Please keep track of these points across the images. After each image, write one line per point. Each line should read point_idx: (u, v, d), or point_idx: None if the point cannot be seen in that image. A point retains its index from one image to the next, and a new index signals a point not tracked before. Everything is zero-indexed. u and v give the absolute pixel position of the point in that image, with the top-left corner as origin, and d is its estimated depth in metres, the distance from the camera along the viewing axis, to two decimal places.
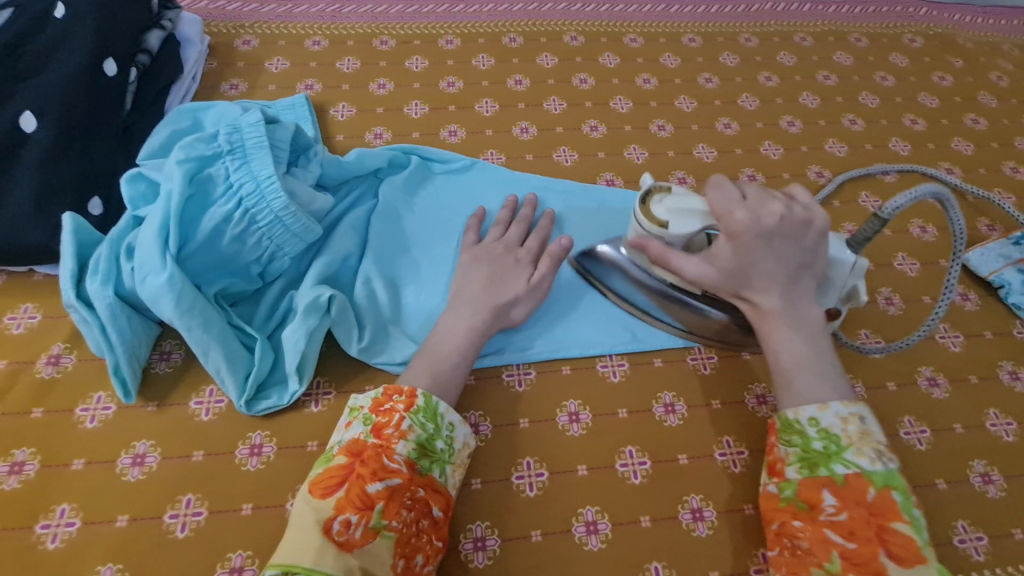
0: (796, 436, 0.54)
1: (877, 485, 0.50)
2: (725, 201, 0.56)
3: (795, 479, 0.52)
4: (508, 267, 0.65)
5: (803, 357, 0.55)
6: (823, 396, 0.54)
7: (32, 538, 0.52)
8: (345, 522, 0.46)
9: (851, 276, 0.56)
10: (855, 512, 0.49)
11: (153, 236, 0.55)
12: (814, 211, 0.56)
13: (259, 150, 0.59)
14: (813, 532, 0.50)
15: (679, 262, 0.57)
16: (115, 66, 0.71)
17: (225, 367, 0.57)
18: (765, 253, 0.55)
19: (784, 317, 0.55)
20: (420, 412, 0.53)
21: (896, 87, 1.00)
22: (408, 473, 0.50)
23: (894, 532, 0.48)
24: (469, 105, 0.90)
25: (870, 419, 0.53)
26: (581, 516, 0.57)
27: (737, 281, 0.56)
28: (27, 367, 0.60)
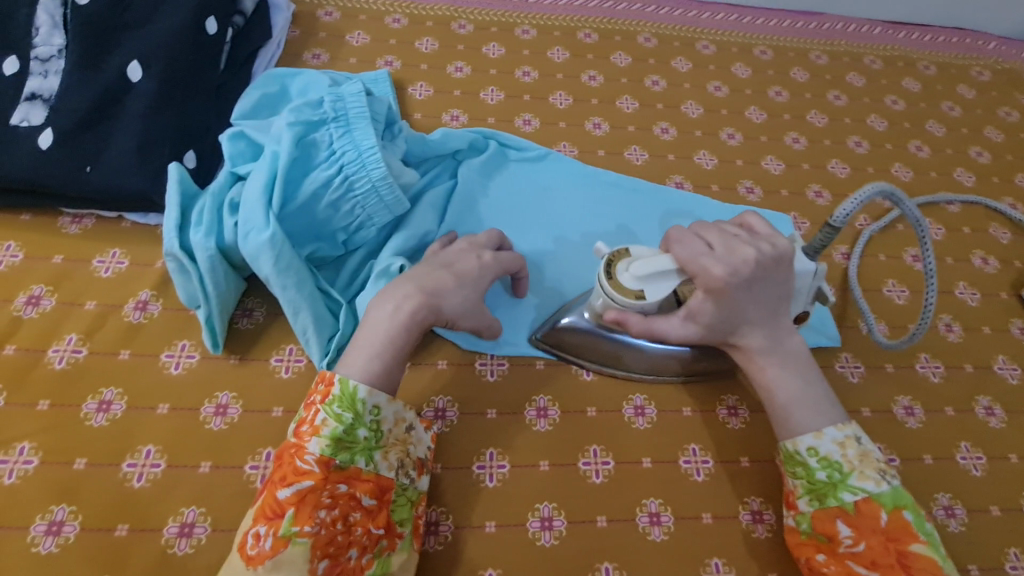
0: (799, 468, 0.54)
1: (887, 507, 0.51)
2: (690, 251, 0.54)
3: (807, 511, 0.53)
4: (468, 266, 0.60)
5: (796, 391, 0.55)
6: (819, 424, 0.54)
7: (119, 475, 0.53)
8: (256, 535, 0.47)
9: (815, 281, 0.55)
10: (873, 540, 0.50)
11: (259, 193, 0.57)
12: (779, 243, 0.55)
13: (361, 120, 0.60)
14: (837, 565, 0.51)
15: (662, 327, 0.56)
16: (215, 25, 0.72)
17: (312, 328, 0.59)
18: (744, 299, 0.55)
19: (770, 356, 0.56)
20: (335, 404, 0.50)
21: (962, 118, 1.01)
22: (320, 473, 0.49)
23: (913, 554, 0.49)
24: (543, 96, 0.91)
25: (865, 438, 0.53)
26: (645, 506, 0.58)
27: (721, 332, 0.56)
28: (115, 311, 0.61)
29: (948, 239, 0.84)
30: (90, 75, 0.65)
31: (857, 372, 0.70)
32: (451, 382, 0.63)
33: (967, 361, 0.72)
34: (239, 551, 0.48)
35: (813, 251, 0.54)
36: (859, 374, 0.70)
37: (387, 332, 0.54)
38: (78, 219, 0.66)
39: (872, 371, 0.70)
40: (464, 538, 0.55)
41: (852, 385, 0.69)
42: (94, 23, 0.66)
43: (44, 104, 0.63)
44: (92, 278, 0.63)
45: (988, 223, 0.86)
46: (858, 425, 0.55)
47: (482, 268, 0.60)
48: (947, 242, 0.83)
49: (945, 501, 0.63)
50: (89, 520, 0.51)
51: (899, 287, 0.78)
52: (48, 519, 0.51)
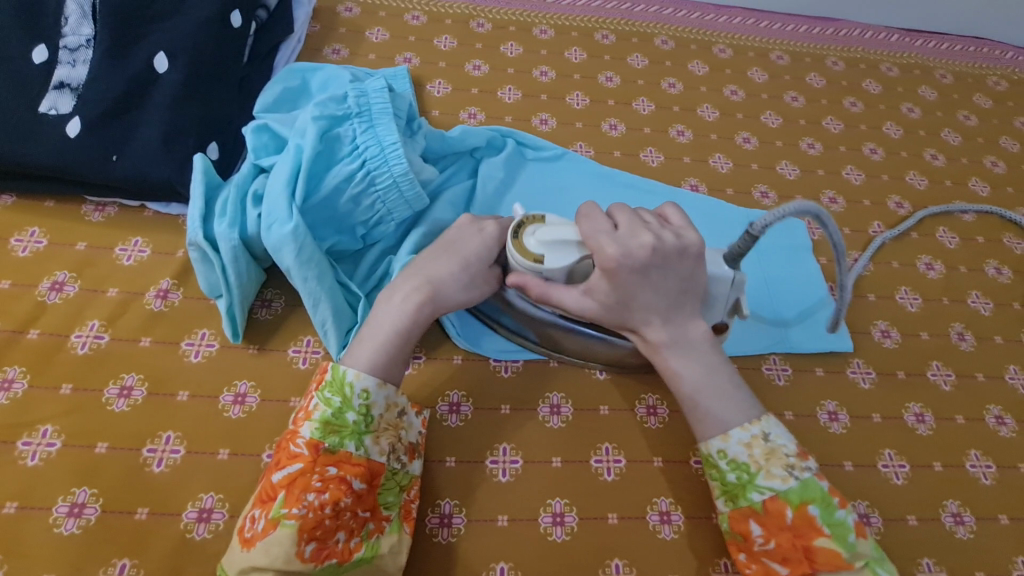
0: (713, 470, 0.54)
1: (794, 504, 0.50)
2: (593, 230, 0.53)
3: (726, 513, 0.53)
4: (470, 244, 0.58)
5: (702, 382, 0.54)
6: (727, 423, 0.53)
7: (140, 460, 0.54)
8: (252, 518, 0.48)
9: (731, 291, 0.54)
10: (781, 538, 0.50)
11: (282, 185, 0.58)
12: (684, 236, 0.53)
13: (384, 116, 0.61)
14: (755, 561, 0.52)
15: (560, 295, 0.54)
16: (240, 19, 0.73)
17: (331, 320, 0.59)
18: (641, 285, 0.53)
19: (674, 347, 0.55)
20: (325, 388, 0.51)
21: (978, 127, 1.01)
22: (310, 456, 0.49)
23: (819, 549, 0.49)
24: (560, 95, 0.91)
25: (774, 434, 0.52)
26: (655, 505, 0.58)
27: (619, 314, 0.55)
28: (136, 298, 0.62)
29: (962, 249, 0.84)
30: (117, 65, 0.65)
31: (868, 378, 0.70)
32: (466, 377, 0.64)
33: (978, 370, 0.73)
34: (239, 535, 0.49)
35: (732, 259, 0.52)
36: (870, 380, 0.70)
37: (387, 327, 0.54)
38: (101, 207, 0.67)
39: (883, 378, 0.70)
40: (478, 532, 0.56)
41: (863, 391, 0.69)
42: (122, 14, 0.67)
43: (72, 93, 0.64)
44: (115, 266, 0.64)
45: (1002, 233, 0.86)
46: (775, 419, 0.54)
47: (483, 247, 0.58)
48: (961, 251, 0.83)
49: (954, 508, 0.63)
50: (110, 503, 0.52)
51: (912, 295, 0.78)
52: (70, 501, 0.52)
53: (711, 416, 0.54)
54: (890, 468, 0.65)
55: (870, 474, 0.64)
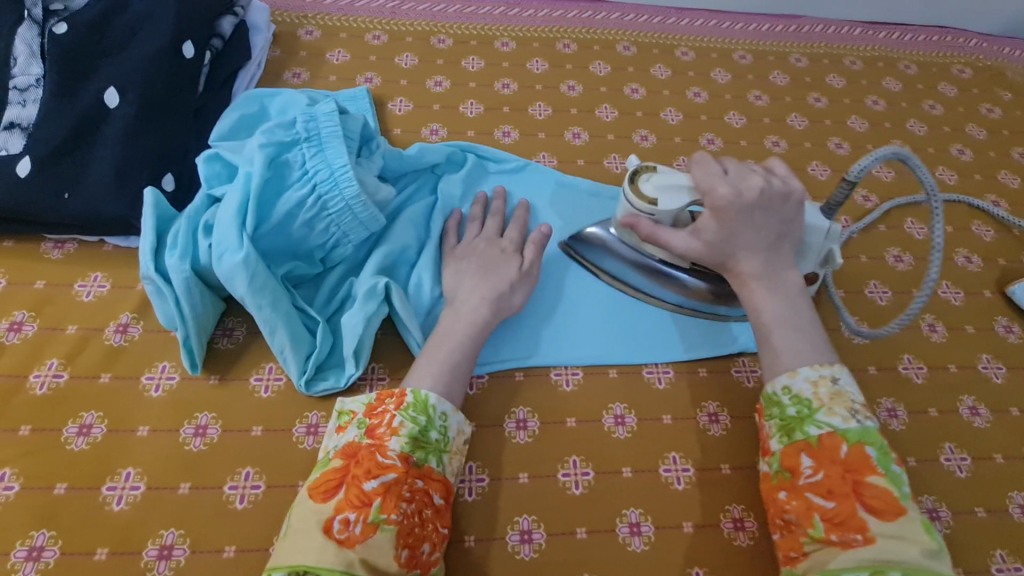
0: (774, 408, 0.54)
1: (850, 442, 0.50)
2: (707, 176, 0.58)
3: (778, 451, 0.53)
4: (496, 257, 0.66)
5: (783, 316, 0.56)
6: (795, 362, 0.54)
7: (99, 499, 0.54)
8: (343, 520, 0.47)
9: (829, 240, 0.60)
10: (831, 470, 0.49)
11: (232, 215, 0.58)
12: (792, 185, 0.58)
13: (334, 139, 0.61)
14: (797, 500, 0.50)
15: (667, 237, 0.59)
16: (193, 49, 0.73)
17: (289, 346, 0.59)
18: (746, 224, 0.57)
19: (764, 282, 0.57)
20: (410, 408, 0.53)
21: (944, 116, 1.01)
22: (403, 467, 0.50)
23: (870, 485, 0.48)
24: (523, 107, 0.92)
25: (843, 380, 0.53)
26: (625, 516, 0.58)
27: (720, 254, 0.58)
28: (96, 334, 0.62)
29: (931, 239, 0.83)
30: (68, 102, 0.66)
31: None
32: None
33: (950, 361, 0.72)
34: (320, 535, 0.47)
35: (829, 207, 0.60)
36: None
37: (467, 332, 0.60)
38: (59, 244, 0.67)
39: (855, 374, 0.70)
40: (446, 555, 0.55)
41: None
42: (72, 52, 0.67)
43: (23, 132, 0.64)
44: (74, 303, 0.64)
45: (970, 221, 0.86)
46: (846, 368, 0.55)
47: (505, 257, 0.67)
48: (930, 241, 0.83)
49: (930, 504, 0.62)
50: (70, 544, 0.52)
51: (881, 288, 0.78)
52: (29, 545, 0.51)
53: (793, 350, 0.55)
54: None
55: None
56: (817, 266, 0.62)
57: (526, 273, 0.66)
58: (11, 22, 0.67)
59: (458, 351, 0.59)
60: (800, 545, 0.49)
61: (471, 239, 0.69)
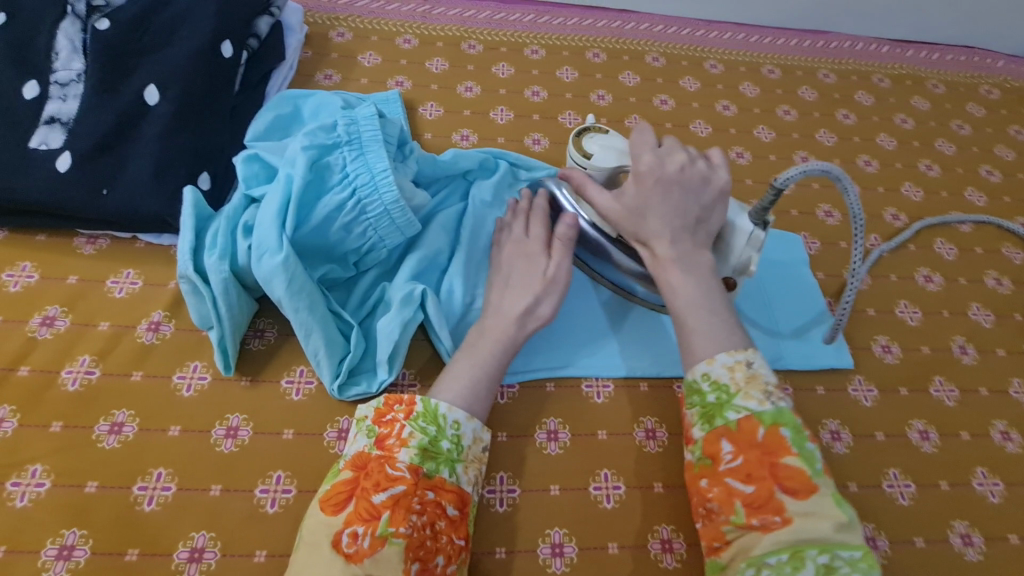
0: (694, 396, 0.52)
1: (766, 424, 0.48)
2: (637, 148, 0.59)
3: (699, 438, 0.51)
4: (522, 266, 0.64)
5: (694, 297, 0.54)
6: (712, 350, 0.52)
7: (130, 498, 0.53)
8: (352, 533, 0.47)
9: (747, 246, 0.58)
10: (749, 454, 0.48)
11: (273, 216, 0.57)
12: (716, 171, 0.58)
13: (375, 143, 0.60)
14: (717, 486, 0.49)
15: (592, 194, 0.59)
16: (231, 48, 0.73)
17: (323, 350, 0.59)
18: (663, 199, 0.56)
19: (679, 264, 0.55)
20: (420, 418, 0.53)
21: (972, 136, 1.00)
22: (412, 479, 0.50)
23: (785, 466, 0.47)
24: (553, 115, 0.91)
25: (758, 362, 0.52)
26: (657, 533, 0.57)
27: (636, 223, 0.57)
28: (129, 331, 0.62)
29: (961, 260, 0.83)
30: (108, 99, 0.66)
31: (870, 396, 0.69)
32: None
33: (982, 385, 0.72)
34: (330, 548, 0.46)
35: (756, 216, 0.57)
36: (872, 398, 0.69)
37: (494, 352, 0.58)
38: (92, 240, 0.67)
39: (886, 396, 0.69)
40: (477, 566, 0.55)
41: (865, 409, 0.68)
42: (113, 48, 0.67)
43: (62, 127, 0.64)
44: (106, 299, 0.64)
45: (1000, 243, 0.86)
46: (759, 354, 0.53)
47: (531, 263, 0.63)
48: (960, 262, 0.83)
49: (962, 529, 0.62)
50: (100, 544, 0.51)
51: (912, 309, 0.77)
52: (60, 543, 0.51)
53: (700, 331, 0.53)
54: (895, 488, 0.63)
55: (877, 495, 0.63)
56: (734, 274, 0.59)
57: (556, 280, 0.62)
58: (53, 17, 0.68)
59: (479, 366, 0.57)
60: (722, 532, 0.48)
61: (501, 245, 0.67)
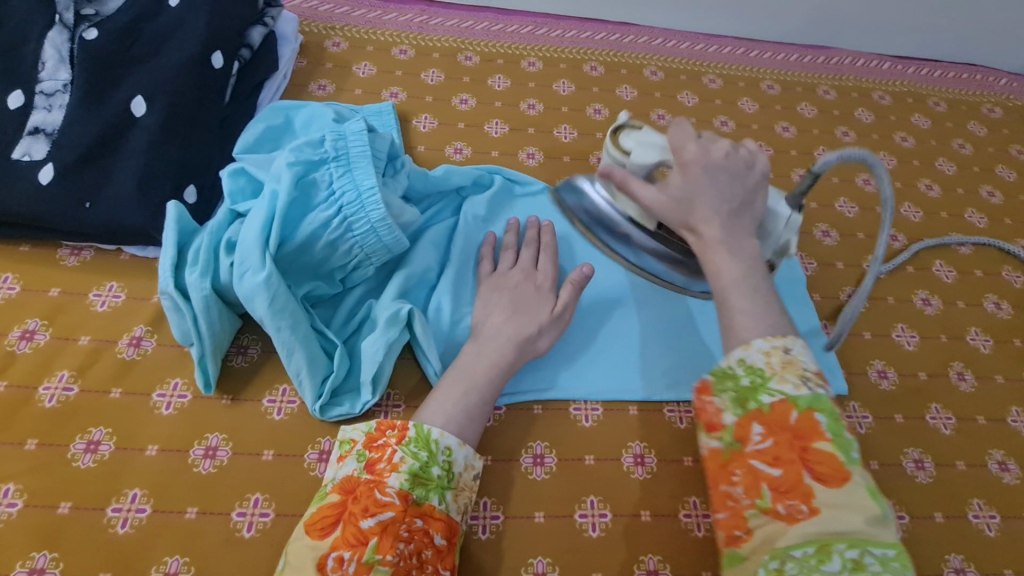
0: (726, 381, 0.49)
1: (801, 408, 0.46)
2: (680, 139, 0.58)
3: (731, 423, 0.48)
4: (529, 297, 0.64)
5: (742, 279, 0.52)
6: (755, 339, 0.49)
7: (104, 521, 0.52)
8: (337, 559, 0.46)
9: (786, 229, 0.59)
10: (780, 437, 0.45)
11: (256, 234, 0.56)
12: (758, 158, 0.58)
13: (362, 160, 0.59)
14: (742, 470, 0.46)
15: (637, 188, 0.58)
16: (221, 59, 0.72)
17: (305, 370, 0.58)
18: (710, 183, 0.55)
19: (726, 245, 0.53)
20: (412, 442, 0.52)
21: (973, 155, 0.99)
22: (401, 505, 0.49)
23: (816, 451, 0.44)
24: (549, 129, 0.91)
25: (796, 349, 0.49)
26: (643, 563, 0.56)
27: (685, 208, 0.55)
28: (109, 346, 0.61)
29: (960, 283, 0.82)
30: (94, 110, 0.65)
31: (865, 423, 0.68)
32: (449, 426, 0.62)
33: (979, 412, 0.70)
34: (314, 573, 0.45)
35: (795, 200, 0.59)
36: (867, 425, 0.68)
37: (489, 376, 0.58)
38: (76, 251, 0.66)
39: (881, 423, 0.68)
40: None
41: (860, 436, 0.67)
42: (101, 58, 0.67)
43: (47, 138, 0.63)
44: (87, 313, 0.62)
45: (1000, 266, 0.84)
46: (802, 341, 0.50)
47: (538, 298, 0.65)
48: (959, 286, 0.81)
49: (957, 563, 0.60)
50: (71, 568, 0.50)
51: (909, 333, 0.76)
52: (29, 567, 0.50)
53: (747, 313, 0.50)
54: None
55: None
56: (774, 257, 0.61)
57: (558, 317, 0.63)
58: (41, 26, 0.67)
59: (476, 394, 0.57)
60: (746, 519, 0.46)
61: (508, 269, 0.68)
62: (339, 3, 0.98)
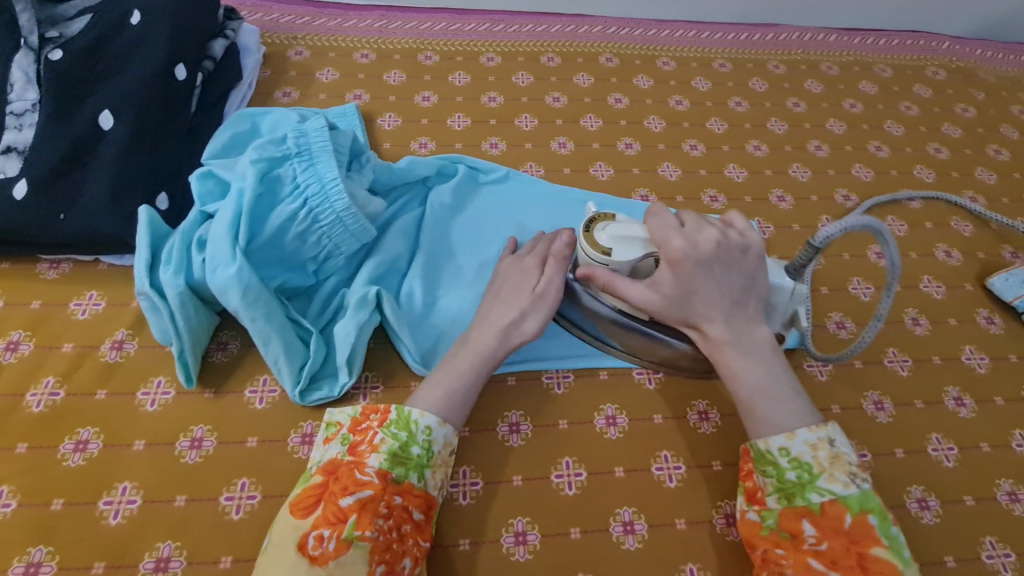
0: (770, 467, 0.54)
1: (853, 510, 0.50)
2: (661, 230, 0.56)
3: (775, 509, 0.53)
4: (515, 281, 0.64)
5: (760, 379, 0.55)
6: (788, 425, 0.54)
7: (96, 513, 0.54)
8: (318, 536, 0.48)
9: (791, 301, 0.59)
10: (835, 540, 0.49)
11: (225, 230, 0.59)
12: (748, 235, 0.57)
13: (324, 154, 0.62)
14: (795, 560, 0.50)
15: (623, 287, 0.57)
16: (185, 71, 0.75)
17: (283, 357, 0.60)
18: (708, 285, 0.55)
19: (735, 344, 0.56)
20: (392, 425, 0.54)
21: (919, 116, 1.03)
22: (380, 484, 0.51)
23: (874, 558, 0.48)
24: (509, 119, 0.94)
25: (839, 440, 0.53)
26: (619, 516, 0.59)
27: (685, 311, 0.56)
28: (92, 351, 0.63)
29: (912, 235, 0.85)
30: (63, 126, 0.67)
31: (825, 371, 0.71)
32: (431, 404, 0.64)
33: (934, 353, 0.73)
34: (296, 550, 0.47)
35: (794, 269, 0.58)
36: (828, 373, 0.71)
37: (471, 363, 0.59)
38: (55, 264, 0.68)
39: (841, 369, 0.71)
40: (443, 558, 0.56)
41: (821, 383, 0.70)
42: (67, 77, 0.69)
43: (19, 156, 0.66)
44: (69, 321, 0.65)
45: (949, 216, 0.88)
46: (838, 429, 0.54)
47: (523, 280, 0.64)
48: (911, 237, 0.85)
49: (919, 494, 0.63)
50: (67, 559, 0.52)
51: (864, 285, 0.79)
52: (26, 561, 0.51)
53: (770, 416, 0.54)
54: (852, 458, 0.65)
55: None
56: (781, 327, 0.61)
57: (546, 298, 0.62)
58: (8, 49, 0.70)
59: (458, 377, 0.59)
60: None
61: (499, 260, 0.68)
62: (300, 14, 1.01)
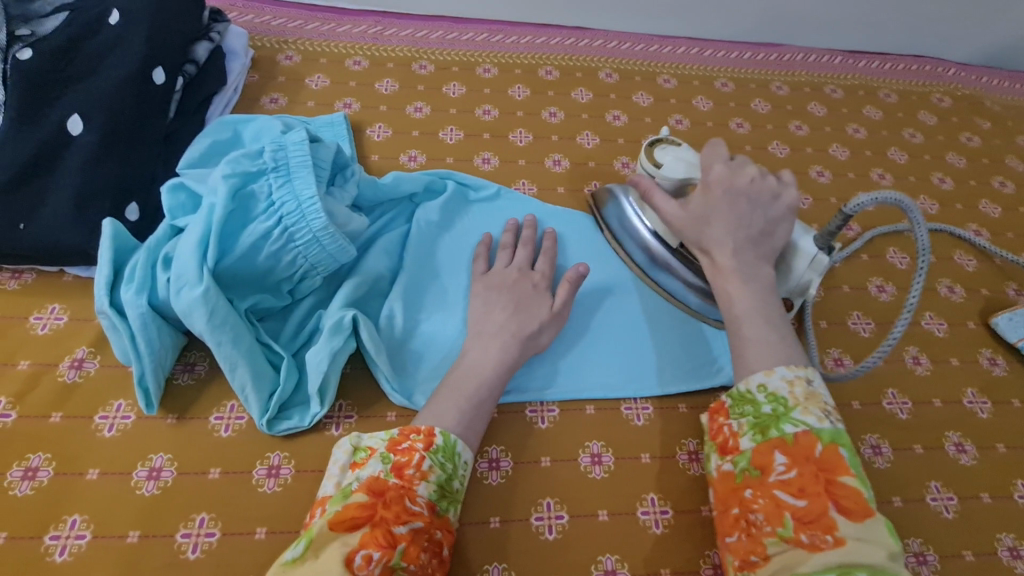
0: (748, 406, 0.52)
1: (824, 441, 0.47)
2: (709, 161, 0.59)
3: (749, 449, 0.50)
4: (527, 293, 0.64)
5: (753, 306, 0.54)
6: (768, 361, 0.52)
7: (41, 549, 0.51)
8: (366, 557, 0.44)
9: (809, 269, 0.60)
10: (805, 468, 0.46)
11: (193, 247, 0.55)
12: (786, 190, 0.58)
13: (302, 169, 0.59)
14: (765, 498, 0.47)
15: (656, 203, 0.60)
16: (163, 75, 0.71)
17: (250, 384, 0.57)
18: (729, 209, 0.56)
19: (738, 271, 0.55)
20: (440, 452, 0.51)
21: (924, 144, 1.01)
22: (428, 516, 0.48)
23: (841, 484, 0.45)
24: (504, 133, 0.91)
25: (817, 381, 0.51)
26: (601, 563, 0.55)
27: (698, 232, 0.57)
28: (49, 369, 0.59)
29: (914, 268, 0.82)
30: (30, 130, 0.64)
31: None
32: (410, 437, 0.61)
33: (935, 396, 0.71)
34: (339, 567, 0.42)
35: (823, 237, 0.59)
36: None
37: (495, 371, 0.58)
38: (16, 275, 0.65)
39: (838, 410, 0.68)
40: None
41: None
42: (37, 79, 0.66)
43: None
44: (27, 336, 0.61)
45: (953, 250, 0.85)
46: (818, 375, 0.52)
47: (534, 295, 0.64)
48: (913, 271, 0.82)
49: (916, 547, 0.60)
50: None
51: (864, 319, 0.77)
52: None
53: (756, 340, 0.53)
54: None
55: None
56: (791, 295, 0.62)
57: (552, 312, 0.64)
58: None
59: (484, 387, 0.57)
60: (765, 546, 0.46)
61: (503, 267, 0.67)
62: (291, 17, 0.98)
